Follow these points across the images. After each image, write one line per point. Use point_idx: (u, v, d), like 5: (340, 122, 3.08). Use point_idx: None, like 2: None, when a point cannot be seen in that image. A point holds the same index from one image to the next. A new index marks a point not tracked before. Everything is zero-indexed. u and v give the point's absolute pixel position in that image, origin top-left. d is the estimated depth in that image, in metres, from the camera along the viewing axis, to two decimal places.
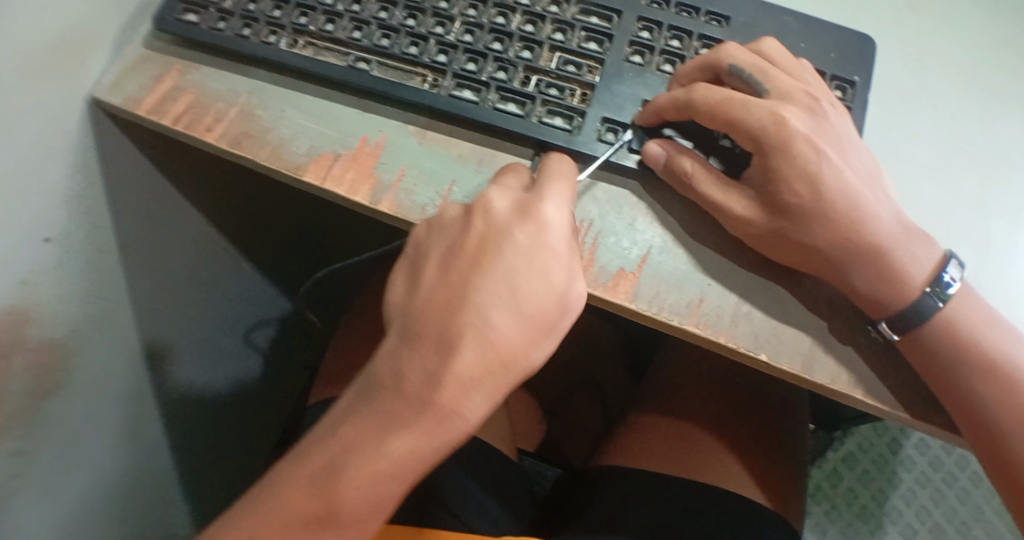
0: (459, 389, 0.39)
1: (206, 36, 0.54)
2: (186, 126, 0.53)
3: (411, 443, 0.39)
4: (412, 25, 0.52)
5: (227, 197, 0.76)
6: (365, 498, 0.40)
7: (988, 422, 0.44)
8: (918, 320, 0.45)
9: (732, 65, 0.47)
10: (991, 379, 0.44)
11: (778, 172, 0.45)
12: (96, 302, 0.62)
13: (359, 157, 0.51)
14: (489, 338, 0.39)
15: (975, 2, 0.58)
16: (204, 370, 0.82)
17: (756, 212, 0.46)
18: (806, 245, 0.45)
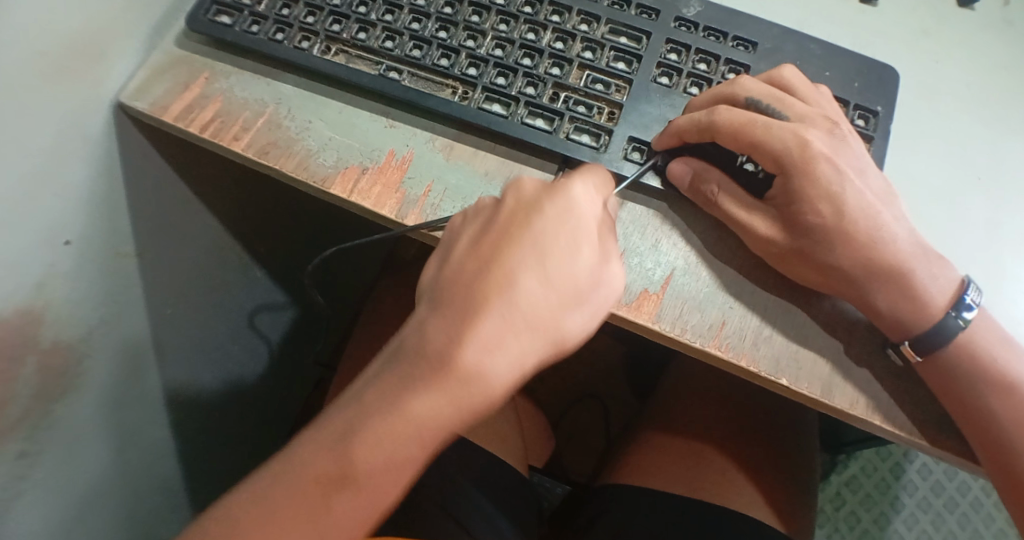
0: (476, 331, 0.39)
1: (239, 39, 0.54)
2: (212, 135, 0.53)
3: (439, 407, 0.39)
4: (444, 38, 0.52)
5: (243, 202, 0.76)
6: (384, 453, 0.40)
7: (1001, 448, 0.44)
8: (940, 341, 0.45)
9: (749, 97, 0.48)
10: (1009, 407, 0.45)
11: (807, 193, 0.46)
12: (112, 305, 0.62)
13: (385, 170, 0.51)
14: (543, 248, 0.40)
15: (991, 34, 0.59)
16: (215, 374, 0.82)
17: (776, 231, 0.46)
18: (829, 265, 0.46)
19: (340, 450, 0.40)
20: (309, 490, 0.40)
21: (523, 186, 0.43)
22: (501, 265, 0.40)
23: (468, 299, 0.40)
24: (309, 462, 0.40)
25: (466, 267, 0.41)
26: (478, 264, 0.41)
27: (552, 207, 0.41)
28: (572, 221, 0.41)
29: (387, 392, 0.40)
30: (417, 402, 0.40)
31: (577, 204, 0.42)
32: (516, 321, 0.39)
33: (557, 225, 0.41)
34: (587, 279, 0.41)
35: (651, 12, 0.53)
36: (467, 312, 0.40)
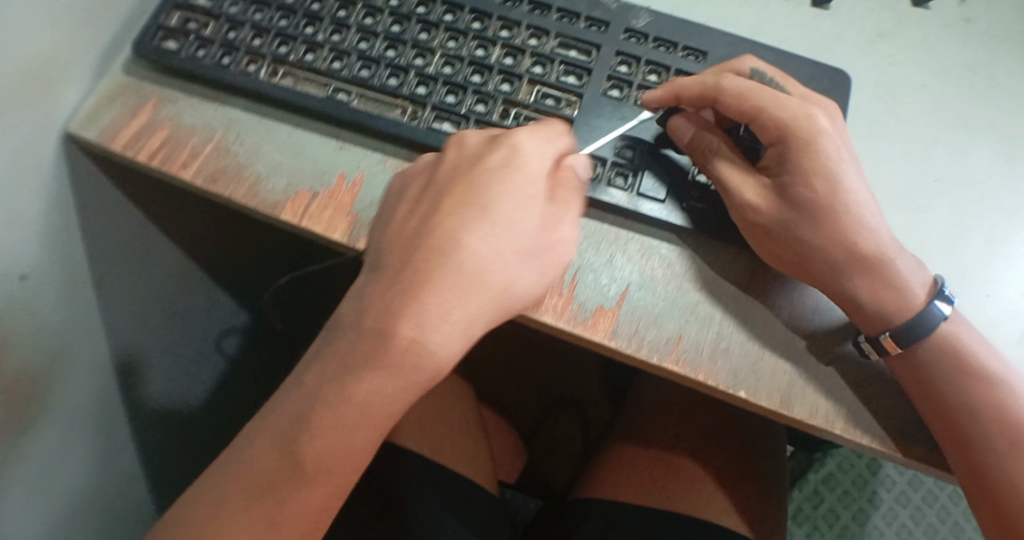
0: (423, 300, 0.39)
1: (185, 65, 0.53)
2: (162, 162, 0.53)
3: (381, 385, 0.40)
4: (392, 57, 0.51)
5: (203, 230, 0.75)
6: (328, 442, 0.40)
7: (969, 439, 0.44)
8: (919, 329, 0.45)
9: (755, 68, 0.48)
10: (980, 405, 0.44)
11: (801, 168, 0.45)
12: (74, 336, 0.61)
13: (337, 194, 0.50)
14: (456, 224, 0.40)
15: (948, 33, 0.58)
16: (183, 393, 0.81)
17: (763, 199, 0.46)
18: (809, 248, 0.46)
19: (293, 435, 0.41)
20: (263, 482, 0.41)
21: (465, 140, 0.44)
22: (434, 226, 0.41)
23: (412, 261, 0.40)
24: (288, 461, 0.41)
25: (400, 231, 0.42)
26: (430, 222, 0.41)
27: (499, 153, 0.42)
28: (486, 187, 0.41)
29: (328, 377, 0.41)
30: (364, 383, 0.40)
31: (524, 156, 0.42)
32: (440, 286, 0.39)
33: (496, 173, 0.42)
34: (535, 242, 0.41)
35: (600, 24, 0.52)
36: (405, 279, 0.40)
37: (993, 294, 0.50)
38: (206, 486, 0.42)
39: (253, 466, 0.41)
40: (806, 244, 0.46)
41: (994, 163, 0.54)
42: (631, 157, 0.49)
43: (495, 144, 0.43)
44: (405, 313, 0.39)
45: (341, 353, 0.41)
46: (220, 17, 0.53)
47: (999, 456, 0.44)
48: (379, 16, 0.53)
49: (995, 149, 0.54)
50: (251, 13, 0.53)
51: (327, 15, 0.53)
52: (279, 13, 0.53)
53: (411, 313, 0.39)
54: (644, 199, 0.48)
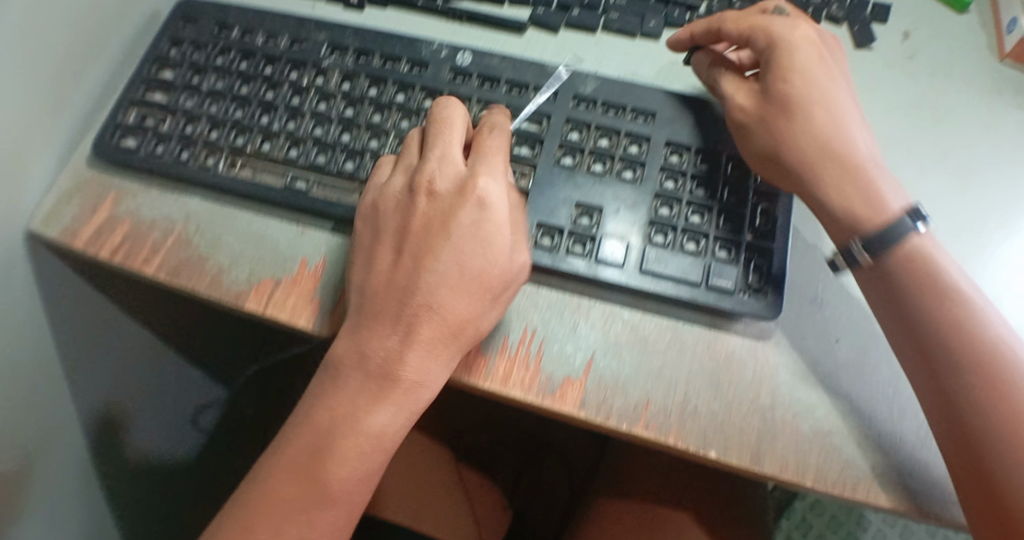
0: (418, 341, 0.45)
1: (145, 162, 0.54)
2: (124, 258, 0.53)
3: (391, 415, 0.44)
4: (347, 141, 0.52)
5: (170, 312, 0.75)
6: (349, 463, 0.44)
7: (958, 420, 0.42)
8: (910, 260, 0.45)
9: (777, 5, 0.53)
10: (973, 379, 0.42)
11: (784, 84, 0.49)
12: (44, 426, 0.61)
13: (299, 280, 0.51)
14: (445, 247, 0.46)
15: (892, 72, 0.60)
16: (167, 443, 0.82)
17: (748, 100, 0.50)
18: (781, 146, 0.48)
19: (314, 466, 0.43)
20: (289, 512, 0.43)
21: (433, 185, 0.47)
22: (416, 276, 0.45)
23: (402, 307, 0.45)
24: (313, 489, 0.43)
25: (382, 276, 0.46)
26: (413, 270, 0.46)
27: (466, 205, 0.46)
28: (460, 210, 0.46)
29: (337, 412, 0.44)
30: (375, 414, 0.44)
31: (488, 198, 0.46)
32: (430, 329, 0.45)
33: (470, 226, 0.46)
34: (516, 263, 0.47)
35: (549, 93, 0.53)
36: (397, 325, 0.45)
37: None
38: (223, 527, 0.43)
39: (274, 500, 0.43)
40: (779, 135, 0.48)
41: (945, 199, 0.55)
42: (587, 224, 0.50)
43: (462, 194, 0.46)
44: (406, 354, 0.45)
45: (354, 377, 0.45)
46: (178, 112, 0.55)
47: (1002, 451, 0.40)
48: (333, 101, 0.54)
49: (944, 184, 0.55)
50: (207, 106, 0.55)
51: (281, 103, 0.54)
52: (235, 103, 0.55)
53: (409, 353, 0.45)
54: (603, 265, 0.49)
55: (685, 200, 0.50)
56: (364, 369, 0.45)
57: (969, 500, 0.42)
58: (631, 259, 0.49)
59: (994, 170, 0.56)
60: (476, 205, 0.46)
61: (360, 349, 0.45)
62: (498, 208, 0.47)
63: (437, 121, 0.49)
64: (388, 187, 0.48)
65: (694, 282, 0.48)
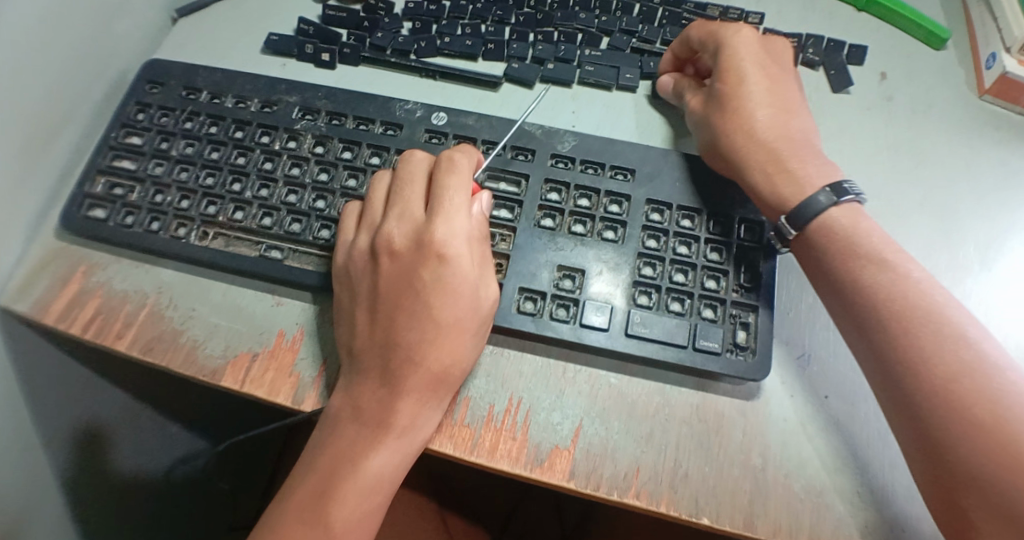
0: (405, 387, 0.44)
1: (114, 234, 0.52)
2: (95, 334, 0.51)
3: (386, 460, 0.44)
4: (322, 208, 0.51)
5: (156, 389, 0.73)
6: (352, 505, 0.43)
7: (937, 450, 0.42)
8: (875, 283, 0.46)
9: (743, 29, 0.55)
10: (914, 361, 0.43)
11: (732, 81, 0.52)
12: (21, 503, 0.59)
13: (277, 353, 0.49)
14: (415, 296, 0.46)
15: (870, 114, 0.60)
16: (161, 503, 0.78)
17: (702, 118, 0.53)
18: (724, 136, 0.52)
19: (317, 510, 0.43)
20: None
21: (392, 241, 0.47)
22: (395, 328, 0.45)
23: (384, 358, 0.45)
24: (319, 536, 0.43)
25: (365, 330, 0.46)
26: (392, 322, 0.46)
27: (427, 261, 0.46)
28: (421, 266, 0.46)
29: (335, 460, 0.44)
30: (370, 459, 0.44)
31: (449, 248, 0.46)
32: (414, 378, 0.45)
33: (433, 281, 0.46)
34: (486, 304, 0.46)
35: (526, 153, 0.52)
36: (382, 375, 0.45)
37: None
38: None
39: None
40: (722, 127, 0.52)
41: (931, 243, 0.54)
42: (570, 286, 0.49)
43: (423, 249, 0.46)
44: (394, 401, 0.44)
45: (351, 421, 0.45)
46: (146, 181, 0.53)
47: (985, 483, 0.40)
48: (306, 165, 0.52)
49: (928, 227, 0.55)
50: (177, 173, 0.53)
51: (253, 169, 0.53)
52: (205, 170, 0.53)
53: (397, 400, 0.44)
54: (587, 329, 0.48)
55: (668, 259, 0.49)
56: (358, 413, 0.45)
57: (925, 476, 0.43)
58: (616, 323, 0.48)
59: (974, 211, 0.56)
60: (437, 260, 0.46)
61: (352, 396, 0.45)
62: (459, 255, 0.46)
63: (402, 175, 0.49)
64: (355, 248, 0.48)
65: (681, 345, 0.47)
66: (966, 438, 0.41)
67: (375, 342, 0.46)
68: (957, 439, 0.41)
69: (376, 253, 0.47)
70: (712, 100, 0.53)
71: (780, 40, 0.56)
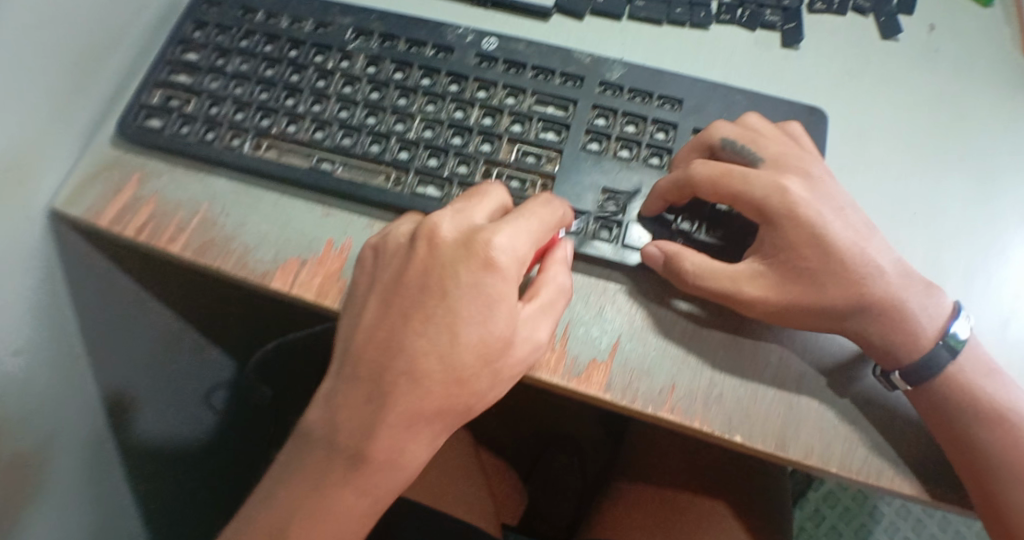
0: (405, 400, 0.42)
1: (169, 142, 0.54)
2: (148, 238, 0.53)
3: (360, 488, 0.42)
4: (372, 124, 0.52)
5: (179, 288, 0.72)
6: (336, 503, 0.42)
7: (986, 479, 0.45)
8: (930, 362, 0.46)
9: (724, 139, 0.50)
10: (965, 411, 0.46)
11: (790, 244, 0.46)
12: (61, 412, 0.61)
13: (325, 261, 0.51)
14: (445, 296, 0.42)
15: (920, 61, 0.59)
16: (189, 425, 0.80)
17: (767, 287, 0.47)
18: (819, 301, 0.46)
19: (305, 503, 0.42)
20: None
21: (437, 231, 0.44)
22: (408, 336, 0.42)
23: (381, 371, 0.42)
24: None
25: (377, 331, 0.43)
26: (409, 327, 0.43)
27: (467, 265, 0.43)
28: (459, 266, 0.43)
29: (316, 470, 0.43)
30: (344, 491, 0.42)
31: (500, 255, 0.43)
32: (414, 400, 0.42)
33: (469, 287, 0.42)
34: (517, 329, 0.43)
35: (576, 79, 0.53)
36: (384, 384, 0.42)
37: (980, 323, 0.50)
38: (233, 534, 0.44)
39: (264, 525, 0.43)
40: None
41: (975, 191, 0.54)
42: (614, 209, 0.50)
43: (471, 250, 0.43)
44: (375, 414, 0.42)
45: (347, 418, 0.42)
46: (202, 93, 0.55)
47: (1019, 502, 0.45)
48: (358, 84, 0.53)
49: (972, 176, 0.54)
50: (232, 87, 0.54)
51: (307, 85, 0.54)
52: (260, 86, 0.54)
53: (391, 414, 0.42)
54: (628, 250, 0.50)
55: None
56: (356, 413, 0.42)
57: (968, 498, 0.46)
58: None
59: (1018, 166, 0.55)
60: (484, 266, 0.42)
61: (356, 394, 0.43)
62: (505, 268, 0.43)
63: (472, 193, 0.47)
64: (396, 233, 0.46)
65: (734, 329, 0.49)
66: (1006, 466, 0.45)
67: (390, 336, 0.43)
68: (1001, 471, 0.45)
69: (415, 239, 0.44)
70: (779, 274, 0.47)
71: (796, 127, 0.52)
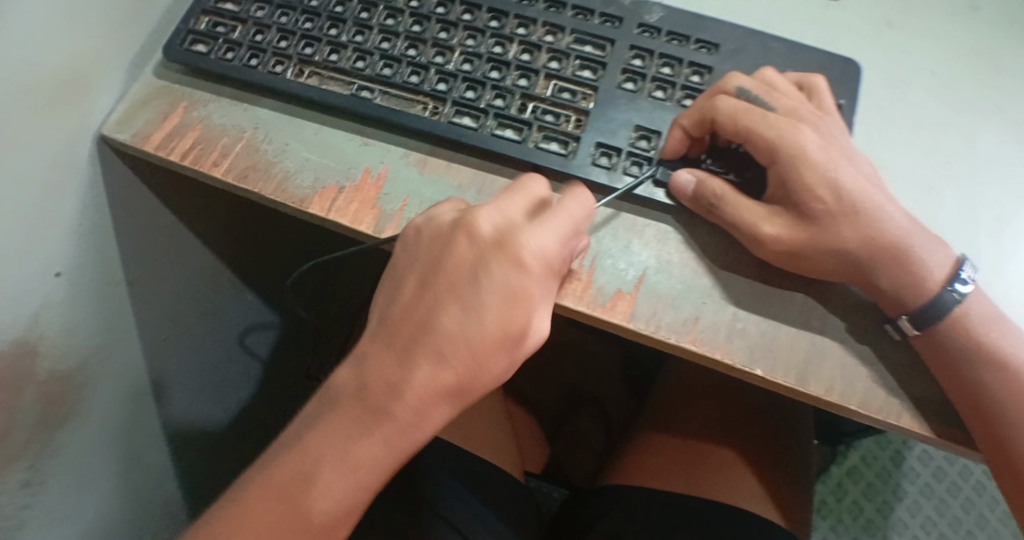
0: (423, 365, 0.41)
1: (215, 67, 0.56)
2: (193, 162, 0.55)
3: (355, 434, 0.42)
4: (413, 55, 0.53)
5: (217, 216, 0.75)
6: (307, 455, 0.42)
7: (997, 423, 0.45)
8: (938, 312, 0.46)
9: (739, 87, 0.49)
10: (971, 355, 0.46)
11: (807, 187, 0.46)
12: (106, 333, 0.64)
13: (362, 188, 0.52)
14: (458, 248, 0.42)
15: (956, 17, 0.59)
16: (217, 370, 0.83)
17: (784, 228, 0.47)
18: (829, 244, 0.46)
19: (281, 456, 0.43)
20: None
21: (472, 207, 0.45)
22: (435, 308, 0.41)
23: (414, 341, 0.42)
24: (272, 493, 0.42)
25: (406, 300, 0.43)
26: (425, 302, 0.42)
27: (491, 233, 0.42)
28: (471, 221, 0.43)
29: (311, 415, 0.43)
30: (354, 440, 0.42)
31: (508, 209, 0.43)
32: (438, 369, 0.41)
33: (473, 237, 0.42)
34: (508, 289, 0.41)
35: (614, 20, 0.54)
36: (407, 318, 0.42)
37: (1008, 272, 0.50)
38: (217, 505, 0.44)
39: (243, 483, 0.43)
40: None
41: (1008, 143, 0.54)
42: (645, 146, 0.51)
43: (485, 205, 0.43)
44: (387, 362, 0.42)
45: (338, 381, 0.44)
46: (247, 21, 0.56)
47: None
48: (401, 17, 0.55)
49: (1006, 130, 0.54)
50: (277, 17, 0.56)
51: (350, 17, 0.55)
52: (304, 16, 0.56)
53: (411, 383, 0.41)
54: (658, 188, 0.51)
55: None
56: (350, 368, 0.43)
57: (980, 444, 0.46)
58: None
59: None
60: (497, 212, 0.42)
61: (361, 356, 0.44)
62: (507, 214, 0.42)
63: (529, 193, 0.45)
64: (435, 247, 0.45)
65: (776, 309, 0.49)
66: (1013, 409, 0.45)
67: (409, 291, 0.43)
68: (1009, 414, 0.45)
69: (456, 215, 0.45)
70: (794, 217, 0.47)
71: (817, 81, 0.52)
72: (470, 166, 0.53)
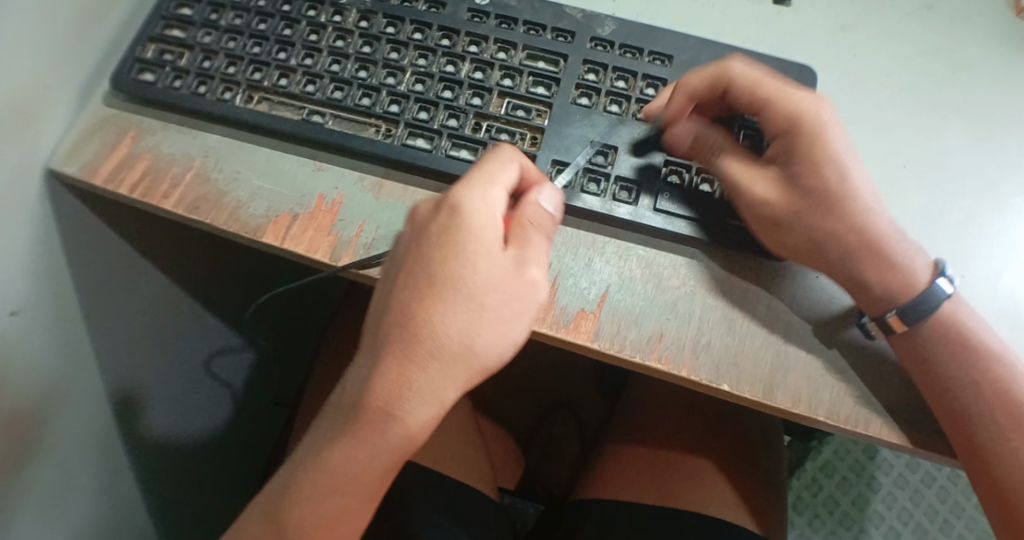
0: (423, 366, 0.41)
1: (163, 96, 0.54)
2: (142, 194, 0.53)
3: (357, 451, 0.42)
4: (364, 77, 0.52)
5: (178, 243, 0.73)
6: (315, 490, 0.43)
7: (972, 433, 0.45)
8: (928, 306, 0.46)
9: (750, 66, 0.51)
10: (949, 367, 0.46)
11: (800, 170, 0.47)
12: (65, 369, 0.62)
13: (317, 215, 0.51)
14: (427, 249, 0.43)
15: (911, 18, 0.59)
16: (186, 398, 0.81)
17: (774, 194, 0.47)
18: (812, 239, 0.47)
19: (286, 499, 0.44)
20: None
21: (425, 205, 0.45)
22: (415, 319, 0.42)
23: (397, 355, 0.42)
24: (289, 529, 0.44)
25: (394, 302, 0.42)
26: (416, 297, 0.42)
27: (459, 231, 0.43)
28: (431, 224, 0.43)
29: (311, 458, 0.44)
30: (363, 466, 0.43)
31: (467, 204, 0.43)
32: (437, 367, 0.41)
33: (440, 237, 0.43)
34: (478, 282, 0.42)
35: (567, 35, 0.54)
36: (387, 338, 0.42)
37: (967, 274, 0.50)
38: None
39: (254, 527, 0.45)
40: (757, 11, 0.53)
41: (965, 144, 0.54)
42: (602, 162, 0.50)
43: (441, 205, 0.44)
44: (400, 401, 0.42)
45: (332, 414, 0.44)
46: (195, 48, 0.55)
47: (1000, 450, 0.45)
48: (351, 38, 0.54)
49: (963, 129, 0.54)
50: (225, 42, 0.55)
51: (299, 40, 0.54)
52: (253, 40, 0.55)
53: (416, 397, 0.42)
54: (616, 204, 0.50)
55: None
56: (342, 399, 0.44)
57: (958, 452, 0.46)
58: (644, 200, 0.50)
59: (1009, 118, 0.55)
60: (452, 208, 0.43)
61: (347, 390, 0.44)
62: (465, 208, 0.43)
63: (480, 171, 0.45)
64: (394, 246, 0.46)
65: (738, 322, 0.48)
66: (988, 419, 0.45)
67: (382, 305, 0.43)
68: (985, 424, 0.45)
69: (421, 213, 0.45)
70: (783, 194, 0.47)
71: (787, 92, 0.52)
72: (426, 189, 0.52)
